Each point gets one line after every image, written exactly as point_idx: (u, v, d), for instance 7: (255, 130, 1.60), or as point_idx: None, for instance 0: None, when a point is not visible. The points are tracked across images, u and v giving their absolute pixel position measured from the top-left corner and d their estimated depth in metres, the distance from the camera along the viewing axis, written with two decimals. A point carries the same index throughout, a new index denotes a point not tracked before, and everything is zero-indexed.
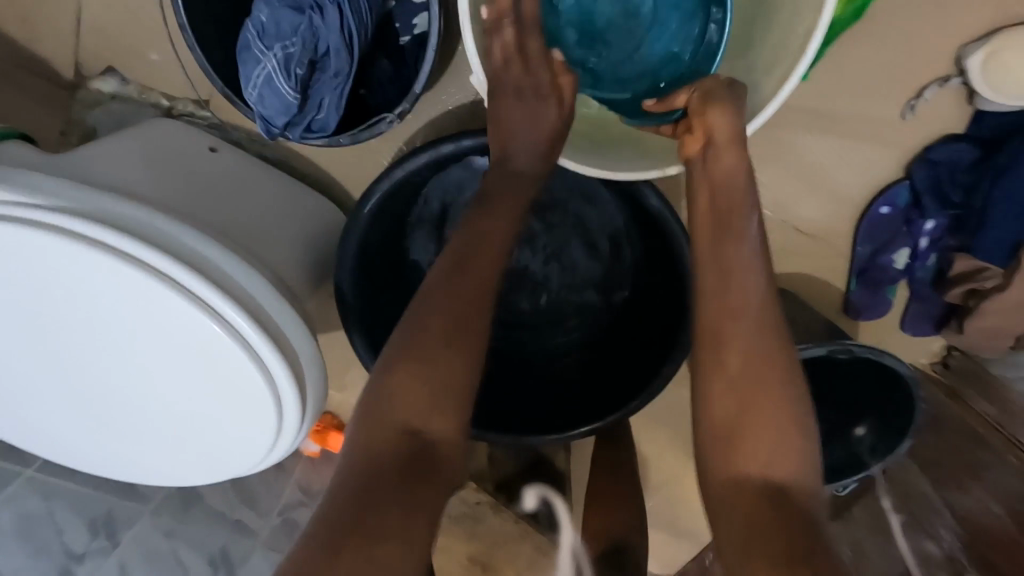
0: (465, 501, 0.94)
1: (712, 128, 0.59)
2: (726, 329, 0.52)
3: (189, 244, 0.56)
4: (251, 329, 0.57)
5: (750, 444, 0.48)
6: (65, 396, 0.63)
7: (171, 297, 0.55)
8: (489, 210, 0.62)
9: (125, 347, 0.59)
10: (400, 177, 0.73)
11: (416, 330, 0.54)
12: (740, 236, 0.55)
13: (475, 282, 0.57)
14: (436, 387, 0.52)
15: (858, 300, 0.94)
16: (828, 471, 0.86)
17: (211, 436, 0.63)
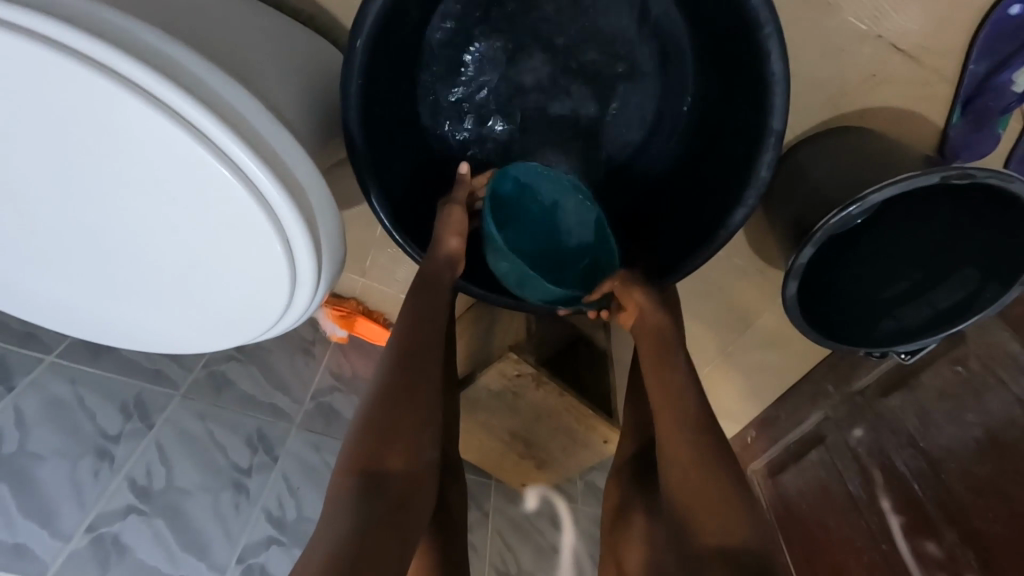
0: (504, 372, 0.85)
1: (633, 302, 0.71)
2: (667, 410, 0.63)
3: (149, 43, 0.44)
4: (242, 149, 0.46)
5: (702, 498, 0.57)
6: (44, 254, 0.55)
7: (136, 108, 0.44)
8: (422, 283, 0.69)
9: (92, 186, 0.48)
10: None
11: (382, 386, 0.61)
12: (672, 363, 0.66)
13: (424, 345, 0.65)
14: (389, 433, 0.59)
15: (957, 136, 0.79)
16: (900, 333, 0.78)
17: (216, 296, 0.55)
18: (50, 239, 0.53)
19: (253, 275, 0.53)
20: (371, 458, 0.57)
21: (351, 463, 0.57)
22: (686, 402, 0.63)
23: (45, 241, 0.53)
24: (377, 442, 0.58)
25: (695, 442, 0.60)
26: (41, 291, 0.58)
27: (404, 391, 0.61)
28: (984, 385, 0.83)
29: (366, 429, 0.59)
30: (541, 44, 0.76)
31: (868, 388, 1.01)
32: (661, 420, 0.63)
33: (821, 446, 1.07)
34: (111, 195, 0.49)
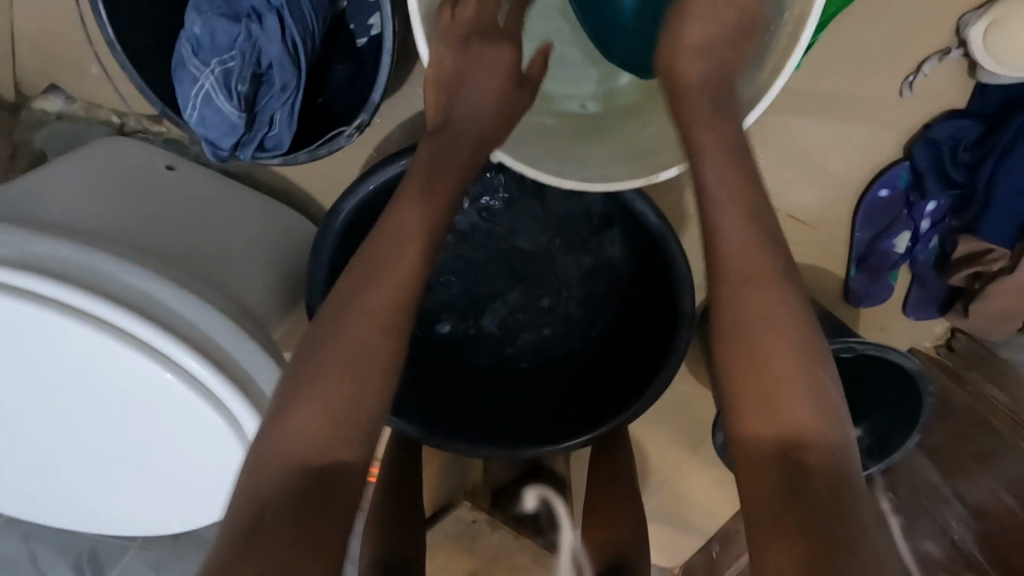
0: (460, 520, 0.94)
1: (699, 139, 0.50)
2: (758, 322, 0.44)
3: (137, 286, 0.52)
4: (212, 374, 0.52)
5: (814, 496, 0.40)
6: (15, 456, 0.58)
7: (118, 346, 0.50)
8: (373, 250, 0.51)
9: (70, 398, 0.53)
10: (368, 193, 0.65)
11: (301, 396, 0.46)
12: (780, 293, 0.44)
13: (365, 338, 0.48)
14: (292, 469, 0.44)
15: (857, 287, 0.90)
16: None
17: (175, 487, 0.59)
18: (22, 440, 0.57)
19: (214, 469, 0.57)
20: (260, 498, 0.43)
21: (279, 460, 0.44)
22: (791, 334, 0.44)
23: (19, 442, 0.57)
24: (324, 432, 0.45)
25: (793, 357, 0.43)
26: (6, 484, 0.60)
27: (358, 378, 0.47)
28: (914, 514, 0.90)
29: (321, 396, 0.46)
30: (495, 232, 0.85)
31: None
32: (755, 332, 0.44)
33: None
34: (86, 408, 0.54)
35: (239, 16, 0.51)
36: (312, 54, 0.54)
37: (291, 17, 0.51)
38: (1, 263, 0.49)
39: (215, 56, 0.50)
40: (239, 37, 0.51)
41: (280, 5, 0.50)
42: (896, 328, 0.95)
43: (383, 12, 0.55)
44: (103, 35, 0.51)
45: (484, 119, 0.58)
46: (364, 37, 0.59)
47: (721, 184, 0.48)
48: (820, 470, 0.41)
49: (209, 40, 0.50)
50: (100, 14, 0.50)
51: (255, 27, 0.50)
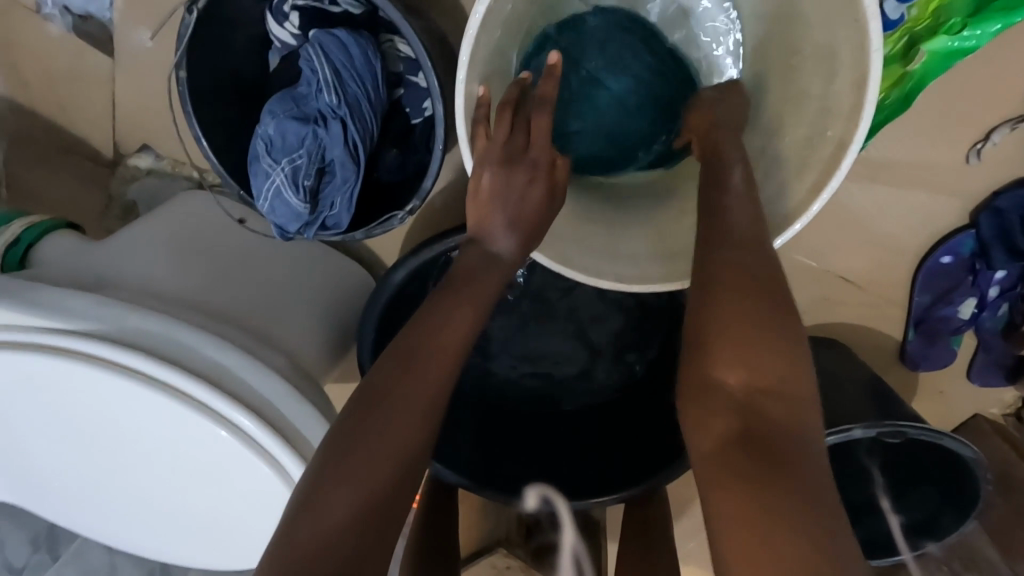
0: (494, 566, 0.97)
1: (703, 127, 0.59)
2: (718, 307, 0.45)
3: (211, 358, 0.57)
4: (274, 441, 0.57)
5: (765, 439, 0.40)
6: (96, 499, 0.64)
7: (195, 412, 0.56)
8: (448, 293, 0.54)
9: (149, 453, 0.60)
10: (415, 265, 0.69)
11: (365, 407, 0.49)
12: (748, 253, 0.47)
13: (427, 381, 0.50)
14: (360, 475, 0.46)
15: (915, 351, 0.86)
16: (869, 544, 0.82)
17: (236, 533, 0.64)
18: (107, 484, 0.63)
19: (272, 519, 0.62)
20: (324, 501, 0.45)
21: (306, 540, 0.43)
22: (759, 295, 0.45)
23: (101, 486, 0.63)
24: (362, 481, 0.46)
25: (763, 336, 0.44)
26: (89, 522, 0.67)
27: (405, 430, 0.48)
28: None
29: (394, 406, 0.49)
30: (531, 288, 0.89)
31: None
32: (717, 309, 0.45)
33: None
34: (164, 462, 0.60)
35: (308, 116, 0.56)
36: (370, 148, 0.58)
37: (353, 116, 0.56)
38: (97, 339, 0.55)
39: (284, 154, 0.55)
40: (307, 137, 0.55)
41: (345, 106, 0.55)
42: (956, 394, 0.91)
43: (435, 105, 0.58)
44: (191, 130, 0.58)
45: (522, 216, 0.56)
46: (419, 118, 0.63)
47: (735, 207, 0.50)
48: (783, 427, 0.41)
49: (279, 140, 0.55)
50: (190, 113, 0.56)
51: (321, 129, 0.55)
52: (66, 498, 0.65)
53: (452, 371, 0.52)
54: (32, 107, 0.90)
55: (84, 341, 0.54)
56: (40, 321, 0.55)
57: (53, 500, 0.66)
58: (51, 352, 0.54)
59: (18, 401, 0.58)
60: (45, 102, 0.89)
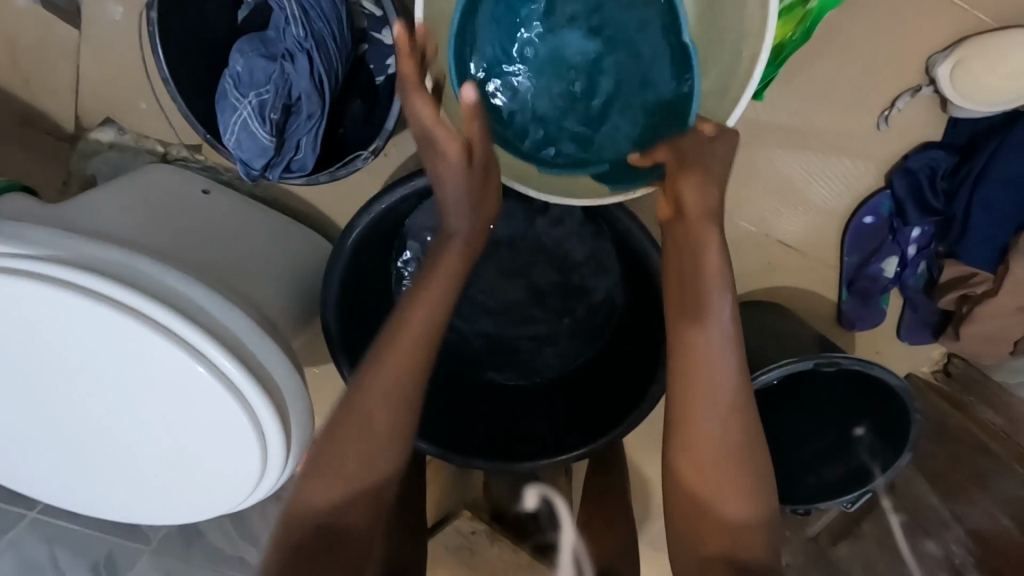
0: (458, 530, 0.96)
1: (683, 197, 0.59)
2: (703, 406, 0.55)
3: (175, 287, 0.58)
4: (237, 371, 0.58)
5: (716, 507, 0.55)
6: (51, 442, 0.63)
7: (154, 337, 0.56)
8: (420, 282, 0.64)
9: (107, 386, 0.59)
10: (380, 212, 0.72)
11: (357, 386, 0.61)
12: (708, 326, 0.56)
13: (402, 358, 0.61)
14: (361, 438, 0.60)
15: (849, 311, 0.93)
16: (831, 490, 0.85)
17: (196, 475, 0.64)
18: (63, 423, 0.62)
19: (230, 457, 0.62)
20: (326, 465, 0.59)
21: (344, 445, 0.59)
22: (717, 382, 0.55)
23: (55, 426, 0.62)
24: (358, 439, 0.59)
25: (721, 423, 0.55)
26: (42, 468, 0.66)
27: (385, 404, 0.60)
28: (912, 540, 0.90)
29: (368, 397, 0.60)
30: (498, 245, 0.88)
31: (820, 534, 1.03)
32: (687, 410, 0.56)
33: None
34: (118, 396, 0.60)
35: (275, 56, 0.59)
36: (335, 88, 0.62)
37: (318, 57, 0.59)
38: (55, 261, 0.55)
39: (251, 89, 0.59)
40: (273, 74, 0.59)
41: (311, 46, 0.58)
42: (891, 353, 0.98)
43: (397, 53, 0.63)
44: (161, 72, 0.60)
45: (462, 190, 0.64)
46: (382, 74, 0.67)
47: (693, 278, 0.57)
48: (723, 490, 0.55)
49: (247, 76, 0.59)
50: (159, 54, 0.59)
51: (287, 65, 0.59)
52: (19, 440, 0.64)
53: (415, 352, 0.62)
54: None
55: (47, 263, 0.54)
56: (3, 247, 0.55)
57: (7, 447, 0.65)
58: (11, 275, 0.54)
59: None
60: (5, 76, 0.89)
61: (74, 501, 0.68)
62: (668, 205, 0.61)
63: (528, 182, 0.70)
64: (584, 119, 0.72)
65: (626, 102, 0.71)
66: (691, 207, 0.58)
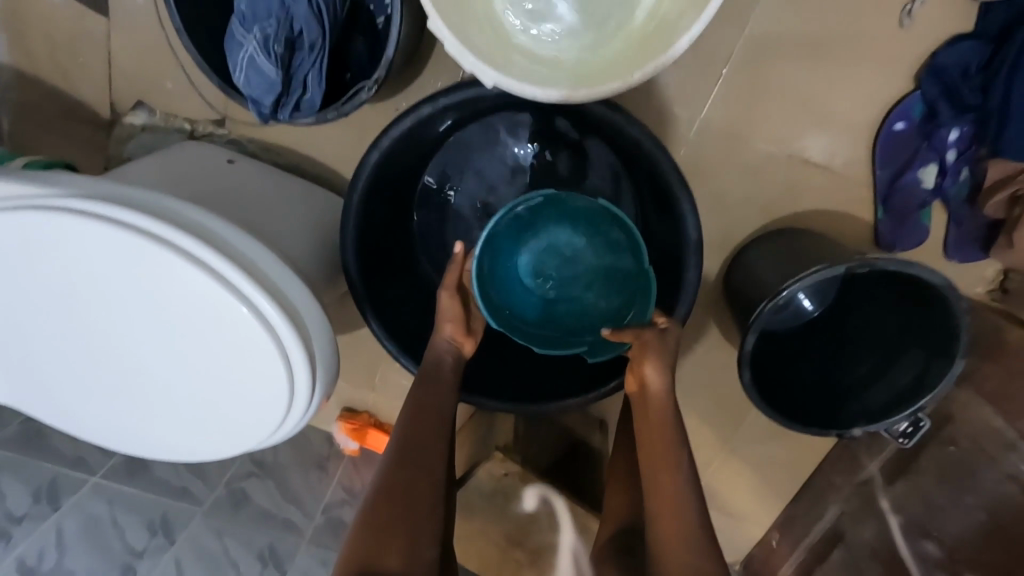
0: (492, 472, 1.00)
1: (646, 380, 0.71)
2: (671, 548, 0.64)
3: (201, 222, 0.63)
4: (261, 295, 0.62)
5: None
6: (96, 378, 0.68)
7: (185, 265, 0.61)
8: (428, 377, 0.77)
9: (142, 318, 0.64)
10: (387, 149, 0.73)
11: (396, 460, 0.71)
12: (671, 470, 0.67)
13: (430, 433, 0.73)
14: (396, 511, 0.67)
15: (887, 230, 0.88)
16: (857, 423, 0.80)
17: (225, 405, 0.67)
18: (105, 359, 0.67)
19: (260, 380, 0.65)
20: (375, 539, 0.65)
21: (352, 563, 0.64)
22: (683, 517, 0.64)
23: (99, 363, 0.67)
24: (392, 513, 0.67)
25: (686, 550, 0.63)
26: (88, 406, 0.70)
27: (416, 472, 0.70)
28: (977, 468, 0.84)
29: (405, 472, 0.70)
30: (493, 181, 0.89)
31: (875, 476, 1.02)
32: (659, 540, 0.65)
33: (842, 544, 1.05)
34: (158, 326, 0.64)
35: None
36: (334, 20, 0.64)
37: None
38: (95, 201, 0.60)
39: (256, 25, 0.61)
40: (275, 10, 0.61)
41: None
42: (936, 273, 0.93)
43: None
44: (172, 22, 0.63)
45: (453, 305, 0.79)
46: (381, 13, 0.68)
47: (653, 430, 0.70)
48: None
49: (251, 13, 0.62)
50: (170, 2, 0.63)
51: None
52: (67, 381, 0.69)
53: (440, 430, 0.74)
54: (35, 75, 0.96)
55: (84, 201, 0.60)
56: (48, 190, 0.61)
57: (56, 386, 0.69)
58: (54, 213, 0.60)
59: (17, 269, 0.63)
60: (46, 70, 0.96)
61: (116, 440, 0.72)
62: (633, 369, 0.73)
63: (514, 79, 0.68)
64: (558, 306, 0.86)
65: (594, 297, 0.86)
66: (652, 387, 0.71)
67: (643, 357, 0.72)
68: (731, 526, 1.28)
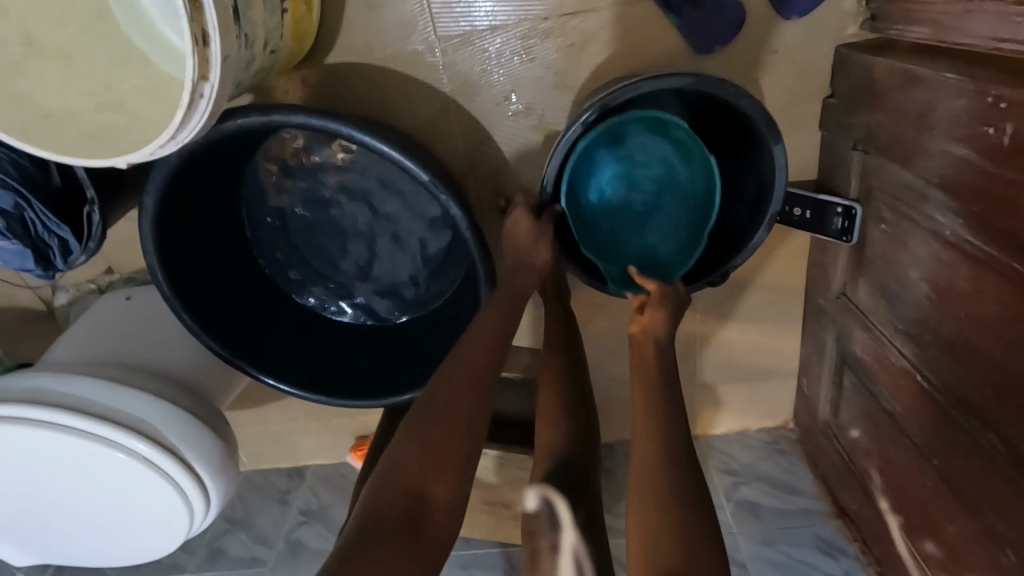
0: None
1: (651, 320, 0.75)
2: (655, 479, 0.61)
3: (26, 385, 0.74)
4: (90, 423, 0.72)
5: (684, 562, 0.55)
6: (43, 532, 0.82)
7: (22, 427, 0.72)
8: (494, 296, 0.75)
9: (34, 475, 0.76)
10: (159, 248, 0.76)
11: (446, 384, 0.67)
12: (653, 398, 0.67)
13: (486, 348, 0.70)
14: (446, 434, 0.63)
15: (690, 30, 0.77)
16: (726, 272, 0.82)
17: (130, 511, 0.78)
18: (36, 514, 0.80)
19: (137, 483, 0.75)
20: (424, 465, 0.61)
21: (395, 483, 0.61)
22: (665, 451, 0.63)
23: (35, 520, 0.80)
24: (441, 434, 0.63)
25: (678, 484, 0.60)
26: (56, 550, 0.84)
27: (472, 392, 0.66)
28: (905, 237, 0.69)
29: (453, 391, 0.66)
30: (299, 213, 0.92)
31: (845, 286, 0.87)
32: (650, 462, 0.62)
33: (848, 367, 0.91)
34: (52, 479, 0.76)
35: None
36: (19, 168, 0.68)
37: None
38: None
39: None
40: None
41: None
42: (784, 43, 0.77)
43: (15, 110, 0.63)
44: None
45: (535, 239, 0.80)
46: None
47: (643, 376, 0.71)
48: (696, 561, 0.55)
49: None
50: None
51: None
52: (30, 541, 0.83)
53: (496, 352, 0.70)
54: None
55: None
56: None
57: (27, 546, 0.84)
58: None
59: None
60: None
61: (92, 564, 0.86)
62: (641, 315, 0.77)
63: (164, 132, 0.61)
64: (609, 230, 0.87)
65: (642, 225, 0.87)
66: (654, 329, 0.75)
67: (658, 305, 0.76)
68: (756, 391, 1.14)
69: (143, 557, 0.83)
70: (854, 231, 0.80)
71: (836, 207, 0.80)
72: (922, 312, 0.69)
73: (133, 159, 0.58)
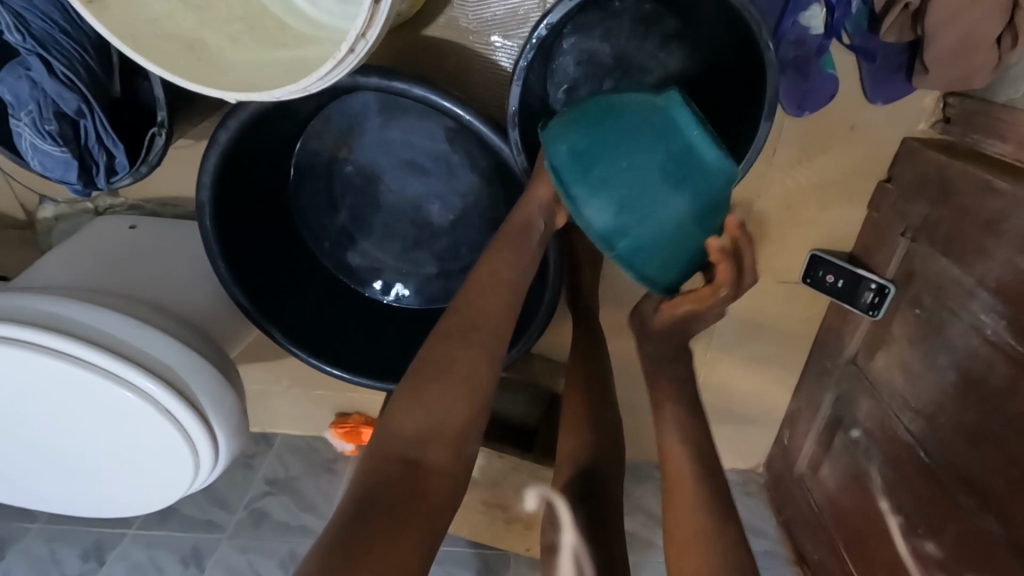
0: None
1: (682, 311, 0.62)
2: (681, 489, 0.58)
3: (45, 308, 0.66)
4: (115, 362, 0.66)
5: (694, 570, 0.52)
6: (22, 466, 0.74)
7: (36, 355, 0.65)
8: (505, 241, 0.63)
9: (34, 406, 0.69)
10: (212, 181, 0.70)
11: (444, 338, 0.58)
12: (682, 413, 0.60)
13: (498, 299, 0.60)
14: (442, 396, 0.55)
15: (789, 94, 0.77)
16: None
17: (133, 461, 0.72)
18: (21, 447, 0.72)
19: (151, 434, 0.70)
20: (419, 433, 0.54)
21: (389, 455, 0.53)
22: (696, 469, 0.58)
23: (19, 453, 0.73)
24: (441, 396, 0.55)
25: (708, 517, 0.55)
26: (32, 487, 0.77)
27: (471, 341, 0.58)
28: (943, 324, 0.76)
29: (463, 348, 0.57)
30: (352, 171, 0.82)
31: (859, 354, 0.93)
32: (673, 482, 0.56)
33: (842, 430, 0.97)
34: (54, 414, 0.69)
35: (22, 69, 0.60)
36: (89, 72, 0.61)
37: (51, 50, 0.58)
38: None
39: (23, 110, 0.60)
40: (27, 87, 0.60)
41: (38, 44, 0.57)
42: (865, 123, 0.82)
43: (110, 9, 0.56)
44: None
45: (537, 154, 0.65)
46: None
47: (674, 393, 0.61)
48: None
49: (9, 98, 0.60)
50: None
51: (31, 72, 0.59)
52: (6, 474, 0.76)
53: (506, 298, 0.61)
54: None
55: None
56: None
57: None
58: None
59: None
60: None
61: (70, 506, 0.79)
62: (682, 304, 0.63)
63: (275, 75, 0.56)
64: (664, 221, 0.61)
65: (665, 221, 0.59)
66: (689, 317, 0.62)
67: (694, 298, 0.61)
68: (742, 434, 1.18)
69: (133, 508, 0.77)
70: (881, 306, 0.86)
71: (870, 282, 0.86)
72: (944, 394, 0.75)
73: (245, 94, 0.54)
